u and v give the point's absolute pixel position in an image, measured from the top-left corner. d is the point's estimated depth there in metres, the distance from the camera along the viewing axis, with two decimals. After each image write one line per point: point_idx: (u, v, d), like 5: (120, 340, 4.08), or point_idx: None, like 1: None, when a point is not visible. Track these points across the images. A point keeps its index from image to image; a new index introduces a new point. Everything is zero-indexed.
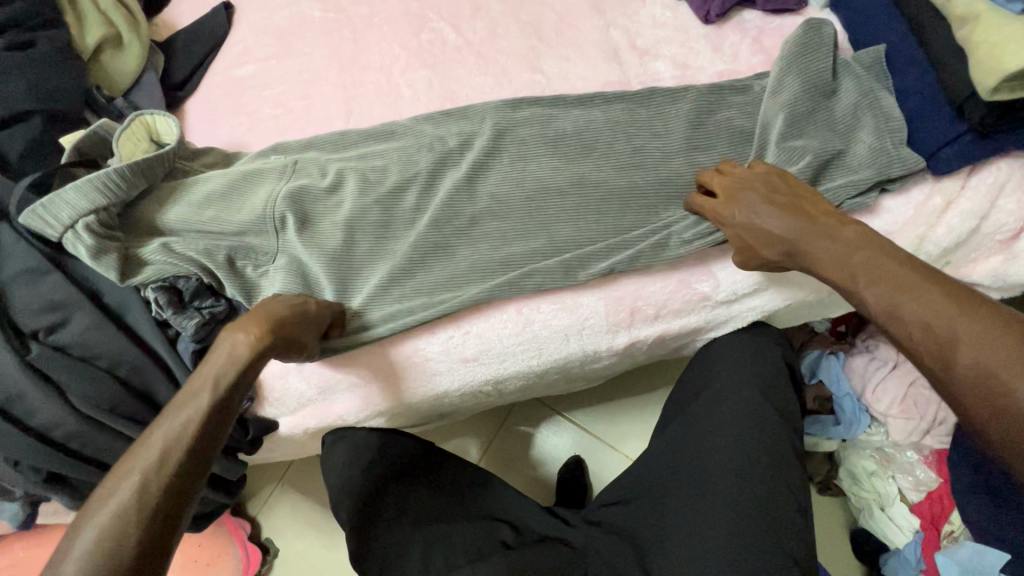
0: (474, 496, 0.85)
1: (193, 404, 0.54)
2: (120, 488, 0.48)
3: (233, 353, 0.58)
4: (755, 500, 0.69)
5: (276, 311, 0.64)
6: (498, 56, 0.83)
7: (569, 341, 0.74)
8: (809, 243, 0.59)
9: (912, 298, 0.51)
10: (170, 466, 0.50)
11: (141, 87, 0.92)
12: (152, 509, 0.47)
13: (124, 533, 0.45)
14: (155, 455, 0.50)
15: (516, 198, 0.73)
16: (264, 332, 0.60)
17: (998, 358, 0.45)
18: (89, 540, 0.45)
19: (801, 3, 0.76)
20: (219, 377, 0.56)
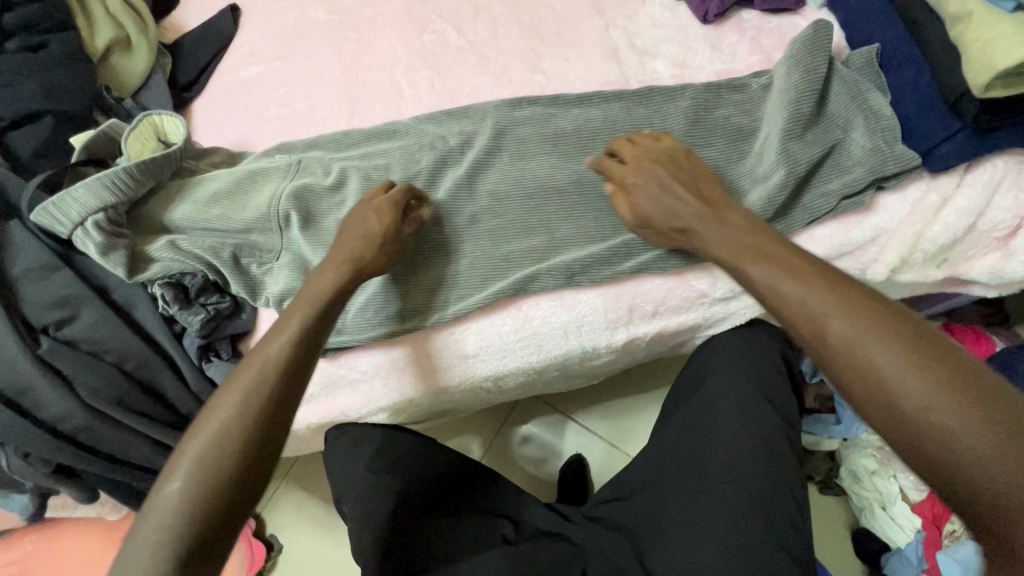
0: (476, 492, 0.86)
1: (293, 322, 0.58)
2: (236, 389, 0.53)
3: (323, 281, 0.63)
4: (751, 494, 0.70)
5: (354, 237, 0.67)
6: (498, 57, 0.84)
7: (568, 339, 0.75)
8: (699, 227, 0.60)
9: (789, 275, 0.51)
10: (280, 376, 0.54)
11: (149, 88, 0.93)
12: (267, 412, 0.52)
13: (245, 427, 0.51)
14: (259, 369, 0.54)
15: (516, 196, 0.74)
16: (346, 267, 0.64)
17: (865, 336, 0.45)
18: (217, 436, 0.50)
19: (799, 2, 0.76)
20: (314, 299, 0.61)
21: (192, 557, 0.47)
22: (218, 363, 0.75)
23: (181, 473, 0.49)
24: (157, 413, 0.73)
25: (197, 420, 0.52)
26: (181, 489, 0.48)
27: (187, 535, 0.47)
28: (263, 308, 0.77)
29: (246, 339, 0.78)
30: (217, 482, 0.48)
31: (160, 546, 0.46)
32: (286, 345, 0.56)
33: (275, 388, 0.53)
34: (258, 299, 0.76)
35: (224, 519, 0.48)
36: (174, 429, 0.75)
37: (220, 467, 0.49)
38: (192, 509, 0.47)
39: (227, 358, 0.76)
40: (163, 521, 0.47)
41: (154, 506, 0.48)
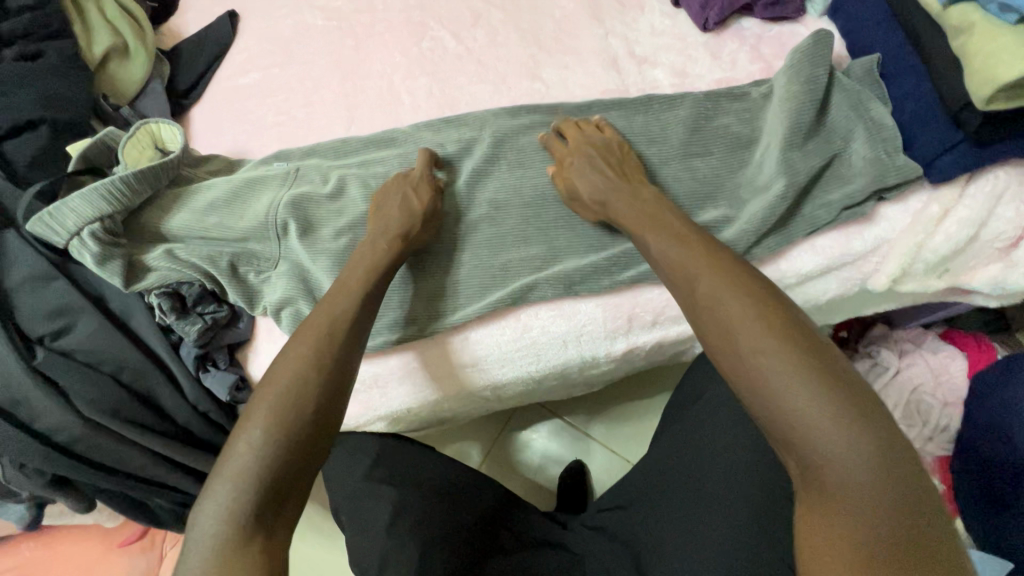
0: (470, 500, 0.82)
1: (353, 291, 0.63)
2: (308, 348, 0.57)
3: (377, 253, 0.67)
4: (751, 502, 0.68)
5: (394, 211, 0.70)
6: (497, 64, 0.84)
7: (567, 348, 0.75)
8: (614, 199, 0.64)
9: (678, 246, 0.57)
10: (347, 340, 0.60)
11: (147, 96, 0.93)
12: (337, 370, 0.57)
13: (319, 380, 0.56)
14: (326, 328, 0.59)
15: (515, 205, 0.74)
16: (393, 239, 0.68)
17: (728, 299, 0.50)
18: (292, 384, 0.54)
19: (800, 11, 0.76)
20: (369, 270, 0.66)
21: (272, 497, 0.49)
22: (215, 373, 0.74)
23: (263, 418, 0.52)
24: (153, 424, 0.73)
25: (269, 375, 0.55)
26: (264, 433, 0.51)
27: (272, 475, 0.49)
28: (261, 317, 0.77)
29: (243, 348, 0.78)
30: (298, 428, 0.52)
31: (245, 485, 0.48)
32: (349, 312, 0.62)
33: (342, 350, 0.59)
34: (255, 308, 0.75)
35: (302, 462, 0.52)
36: (171, 439, 0.75)
37: (299, 415, 0.53)
38: (276, 450, 0.50)
39: (224, 368, 0.75)
40: (248, 462, 0.49)
41: (237, 451, 0.50)
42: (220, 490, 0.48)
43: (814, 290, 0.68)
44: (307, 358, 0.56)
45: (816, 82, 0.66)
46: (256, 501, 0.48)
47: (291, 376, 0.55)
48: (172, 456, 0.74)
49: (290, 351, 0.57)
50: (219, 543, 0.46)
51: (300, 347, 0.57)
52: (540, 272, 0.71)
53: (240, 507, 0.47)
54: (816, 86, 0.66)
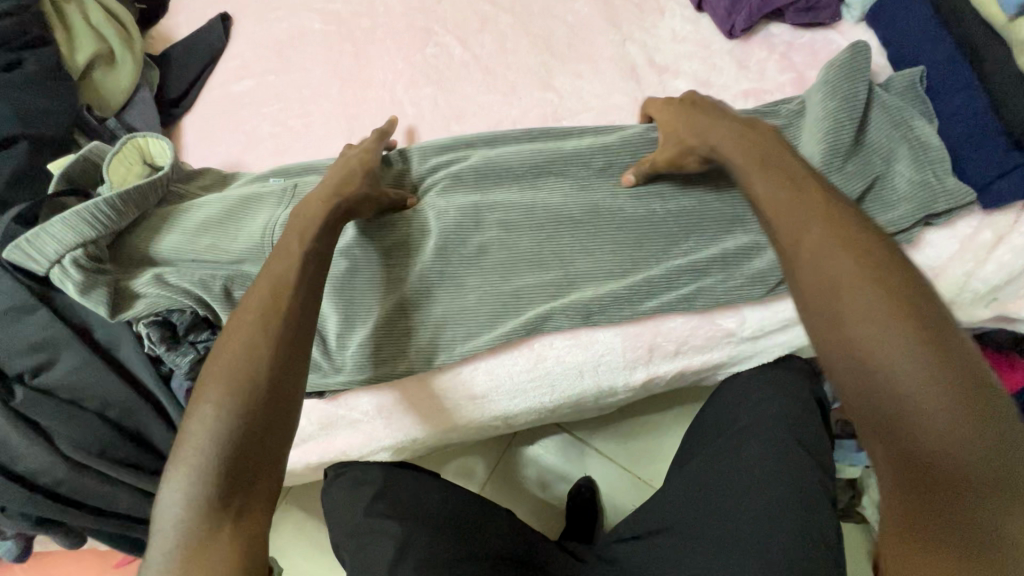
0: (477, 535, 0.77)
1: (293, 252, 0.59)
2: (252, 316, 0.53)
3: (311, 213, 0.63)
4: (784, 546, 0.64)
5: (334, 170, 0.68)
6: (507, 73, 0.79)
7: (583, 378, 0.70)
8: (722, 136, 0.57)
9: (787, 197, 0.50)
10: (292, 301, 0.55)
11: (135, 106, 0.88)
12: (287, 336, 0.53)
13: (268, 350, 0.52)
14: (269, 294, 0.55)
15: (528, 227, 0.69)
16: (330, 196, 0.65)
17: (843, 265, 0.45)
18: (238, 355, 0.51)
19: (835, 16, 0.70)
20: (304, 229, 0.61)
21: (238, 479, 0.46)
22: None
23: (213, 396, 0.49)
24: (144, 461, 0.69)
25: (217, 353, 0.52)
26: (216, 413, 0.48)
27: (231, 454, 0.46)
28: None
29: None
30: (254, 401, 0.49)
31: (204, 468, 0.45)
32: (292, 272, 0.57)
33: (289, 313, 0.54)
34: None
35: (262, 439, 0.48)
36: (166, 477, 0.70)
37: (252, 389, 0.49)
38: (231, 428, 0.47)
39: None
40: (201, 446, 0.47)
41: (191, 435, 0.47)
42: (179, 477, 0.46)
43: None
44: (251, 327, 0.53)
45: (856, 98, 0.61)
46: (218, 484, 0.45)
47: (233, 348, 0.52)
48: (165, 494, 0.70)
49: (236, 321, 0.54)
50: (183, 532, 0.44)
51: (245, 317, 0.54)
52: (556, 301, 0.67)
53: (200, 492, 0.45)
54: (856, 102, 0.61)
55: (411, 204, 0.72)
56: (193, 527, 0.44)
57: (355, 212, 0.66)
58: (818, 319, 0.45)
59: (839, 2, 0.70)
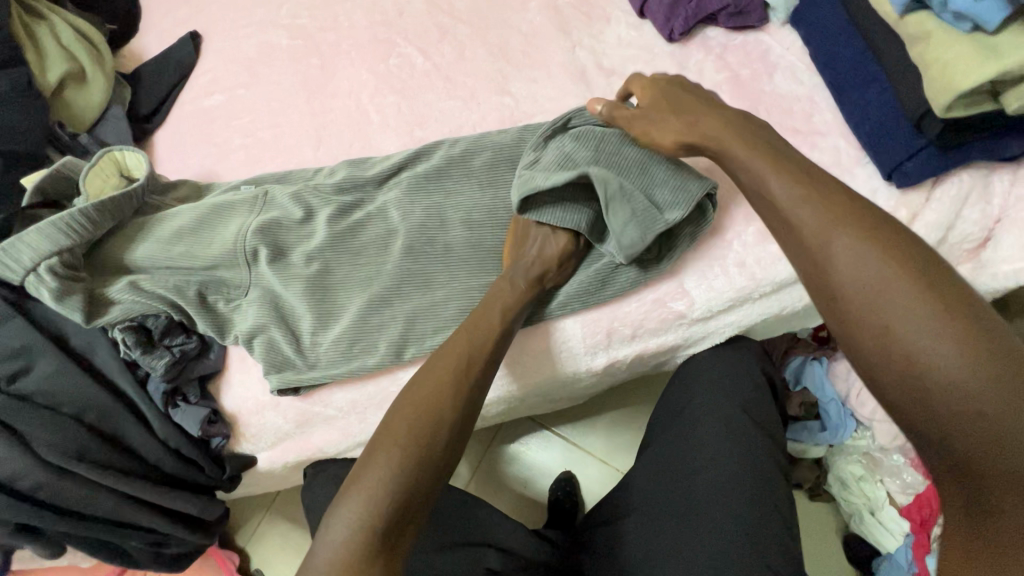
0: (456, 525, 0.79)
1: (493, 323, 0.63)
2: (444, 374, 0.59)
3: (515, 291, 0.65)
4: (741, 519, 0.68)
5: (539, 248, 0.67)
6: (466, 80, 0.83)
7: (549, 366, 0.73)
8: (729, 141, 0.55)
9: (810, 204, 0.48)
10: (482, 370, 0.60)
11: (106, 122, 0.91)
12: (473, 407, 0.59)
13: (452, 414, 0.57)
14: (467, 346, 0.61)
15: (490, 224, 0.73)
16: (531, 283, 0.66)
17: (869, 261, 0.44)
18: (435, 395, 0.58)
19: (762, 20, 0.75)
20: (510, 306, 0.65)
21: (398, 521, 0.51)
22: (185, 408, 0.72)
23: (401, 436, 0.55)
24: (121, 464, 0.71)
25: (410, 395, 0.58)
26: (400, 448, 0.54)
27: (403, 496, 0.52)
28: (232, 347, 0.76)
29: (215, 380, 0.76)
30: (434, 444, 0.55)
31: (381, 498, 0.52)
32: (487, 345, 0.61)
33: (478, 376, 0.60)
34: (226, 338, 0.74)
35: (426, 493, 0.54)
36: (141, 480, 0.72)
37: (434, 443, 0.55)
38: (410, 470, 0.53)
39: (195, 402, 0.73)
40: (380, 482, 0.52)
41: (375, 465, 0.53)
42: (358, 500, 0.52)
43: (791, 296, 0.71)
44: (447, 377, 0.59)
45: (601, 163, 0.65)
46: (384, 521, 0.51)
47: (428, 390, 0.58)
48: (142, 496, 0.72)
49: (433, 362, 0.60)
50: (350, 550, 0.50)
51: (443, 362, 0.60)
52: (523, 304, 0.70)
53: (370, 522, 0.51)
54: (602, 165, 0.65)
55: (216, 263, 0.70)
56: (361, 549, 0.50)
57: (546, 290, 0.69)
58: (836, 309, 0.46)
59: (766, 6, 0.75)
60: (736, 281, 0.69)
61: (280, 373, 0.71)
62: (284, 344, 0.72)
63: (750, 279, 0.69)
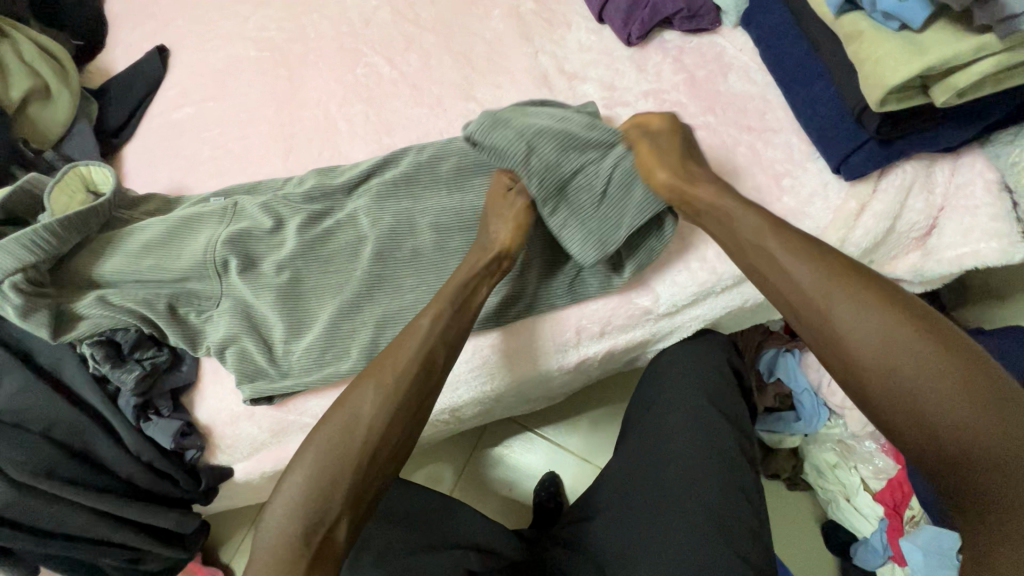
0: (438, 528, 0.79)
1: (430, 314, 0.63)
2: (368, 378, 0.59)
3: (460, 276, 0.65)
4: (710, 509, 0.70)
5: (505, 222, 0.68)
6: (433, 87, 0.84)
7: (518, 366, 0.74)
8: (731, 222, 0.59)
9: (806, 271, 0.52)
10: (406, 366, 0.59)
11: (73, 138, 0.90)
12: (397, 406, 0.57)
13: (371, 415, 0.56)
14: (394, 350, 0.60)
15: (458, 228, 0.74)
16: (487, 253, 0.67)
17: (896, 338, 0.47)
18: (352, 399, 0.58)
19: (715, 22, 0.78)
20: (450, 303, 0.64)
21: (319, 523, 0.52)
22: (158, 421, 0.72)
23: (317, 441, 0.56)
24: (92, 480, 0.70)
25: (337, 398, 0.59)
26: (314, 455, 0.55)
27: (319, 501, 0.53)
28: (205, 359, 0.76)
29: (188, 392, 0.76)
30: (351, 446, 0.55)
31: (296, 504, 0.53)
32: (416, 339, 0.61)
33: (403, 374, 0.59)
34: (198, 350, 0.74)
35: (345, 495, 0.54)
36: (114, 495, 0.72)
37: (349, 444, 0.55)
38: (323, 477, 0.54)
39: (167, 415, 0.73)
40: (296, 488, 0.53)
41: (292, 473, 0.55)
42: (279, 507, 0.53)
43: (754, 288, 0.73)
44: (378, 383, 0.58)
45: (591, 147, 0.69)
46: (301, 524, 0.52)
47: (353, 392, 0.58)
48: (115, 511, 0.71)
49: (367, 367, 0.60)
50: (273, 554, 0.51)
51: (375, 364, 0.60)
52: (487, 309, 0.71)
53: (288, 528, 0.52)
54: (591, 149, 0.69)
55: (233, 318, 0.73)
56: (284, 553, 0.51)
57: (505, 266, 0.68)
58: (851, 372, 0.49)
59: (718, 9, 0.77)
60: (699, 275, 0.71)
61: (253, 383, 0.72)
62: (256, 353, 0.72)
63: (712, 272, 0.71)
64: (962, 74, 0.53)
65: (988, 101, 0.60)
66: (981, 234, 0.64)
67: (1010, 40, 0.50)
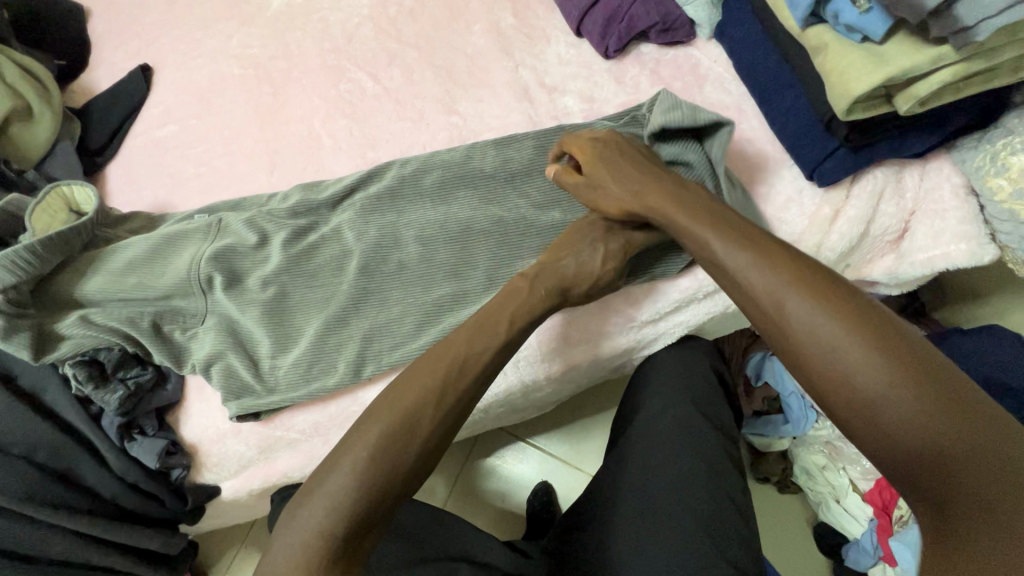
0: (428, 541, 0.79)
1: (498, 332, 0.61)
2: (431, 380, 0.57)
3: (533, 298, 0.64)
4: (696, 513, 0.70)
5: (576, 264, 0.66)
6: (415, 102, 0.86)
7: (507, 375, 0.75)
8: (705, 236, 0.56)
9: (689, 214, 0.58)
10: (471, 380, 0.58)
11: (55, 157, 0.90)
12: (455, 415, 0.57)
13: (434, 423, 0.55)
14: (458, 353, 0.59)
15: (442, 241, 0.74)
16: (554, 292, 0.65)
17: (858, 353, 0.44)
18: (414, 398, 0.56)
19: (690, 35, 0.80)
20: (520, 311, 0.63)
21: (363, 524, 0.51)
22: (142, 441, 0.71)
23: (373, 438, 0.53)
24: (75, 502, 0.69)
25: (389, 398, 0.56)
26: (370, 454, 0.52)
27: (368, 503, 0.51)
28: (190, 376, 0.75)
29: (173, 411, 0.75)
30: (408, 450, 0.54)
31: (345, 501, 0.50)
32: (485, 354, 0.59)
33: (467, 386, 0.58)
34: (183, 368, 0.73)
35: (395, 495, 0.53)
36: (98, 516, 0.71)
37: (403, 451, 0.53)
38: (378, 478, 0.52)
39: (152, 435, 0.72)
40: (345, 487, 0.51)
41: (338, 470, 0.52)
42: (318, 505, 0.50)
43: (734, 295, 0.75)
44: (435, 387, 0.57)
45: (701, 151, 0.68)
46: (349, 524, 0.50)
47: (413, 390, 0.56)
48: (98, 533, 0.71)
49: (423, 365, 0.58)
50: (308, 554, 0.49)
51: (438, 362, 0.58)
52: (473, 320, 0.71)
53: (334, 525, 0.49)
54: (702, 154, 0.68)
55: (223, 335, 0.73)
56: (319, 556, 0.48)
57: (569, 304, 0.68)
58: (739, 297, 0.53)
59: (692, 22, 0.79)
60: (680, 284, 0.72)
61: (239, 399, 0.71)
62: (242, 371, 0.72)
63: (692, 280, 0.72)
64: (925, 83, 0.54)
65: (950, 109, 0.62)
66: (950, 237, 0.66)
67: (966, 50, 0.52)
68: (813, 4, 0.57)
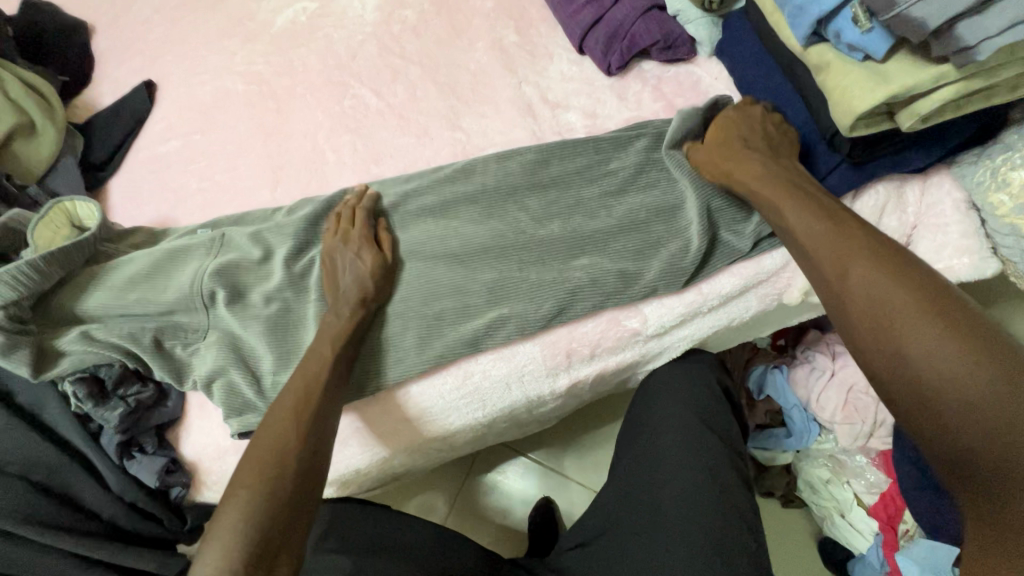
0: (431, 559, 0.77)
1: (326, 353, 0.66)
2: (286, 415, 0.61)
3: (337, 321, 0.69)
4: (704, 529, 0.69)
5: (348, 277, 0.71)
6: (418, 117, 0.86)
7: (512, 390, 0.75)
8: (794, 222, 0.59)
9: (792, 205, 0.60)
10: (318, 404, 0.62)
11: (58, 172, 0.90)
12: (313, 436, 0.60)
13: (298, 450, 0.58)
14: (299, 384, 0.63)
15: (445, 255, 0.74)
16: (354, 307, 0.69)
17: (944, 346, 0.46)
18: (274, 433, 0.59)
19: (691, 52, 0.81)
20: (338, 337, 0.67)
21: (262, 555, 0.51)
22: (141, 459, 0.70)
23: (245, 480, 0.55)
24: (73, 523, 0.67)
25: (251, 444, 0.59)
26: (249, 494, 0.54)
27: (261, 536, 0.52)
28: (190, 393, 0.75)
29: (173, 428, 0.75)
30: (283, 479, 0.56)
31: (235, 541, 0.51)
32: (322, 374, 0.64)
33: (307, 411, 0.61)
34: (184, 384, 0.73)
35: (287, 523, 0.54)
36: (97, 538, 0.68)
37: (279, 484, 0.55)
38: (263, 509, 0.53)
39: (152, 453, 0.71)
40: (231, 531, 0.52)
41: (224, 518, 0.53)
42: (212, 553, 0.51)
43: (739, 308, 0.75)
44: (291, 420, 0.60)
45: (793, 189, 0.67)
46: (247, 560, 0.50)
47: (269, 428, 0.60)
48: (95, 556, 0.68)
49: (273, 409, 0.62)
50: None
51: (283, 403, 0.62)
52: (478, 335, 0.71)
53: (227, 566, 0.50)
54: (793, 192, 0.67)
55: (225, 351, 0.72)
56: None
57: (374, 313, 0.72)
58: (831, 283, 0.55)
59: (693, 40, 0.81)
60: (685, 297, 0.73)
61: (240, 417, 0.70)
62: (244, 386, 0.71)
63: (698, 292, 0.73)
64: (926, 101, 0.55)
65: (949, 125, 0.63)
66: (952, 251, 0.67)
67: (966, 69, 0.53)
68: (815, 23, 0.58)
